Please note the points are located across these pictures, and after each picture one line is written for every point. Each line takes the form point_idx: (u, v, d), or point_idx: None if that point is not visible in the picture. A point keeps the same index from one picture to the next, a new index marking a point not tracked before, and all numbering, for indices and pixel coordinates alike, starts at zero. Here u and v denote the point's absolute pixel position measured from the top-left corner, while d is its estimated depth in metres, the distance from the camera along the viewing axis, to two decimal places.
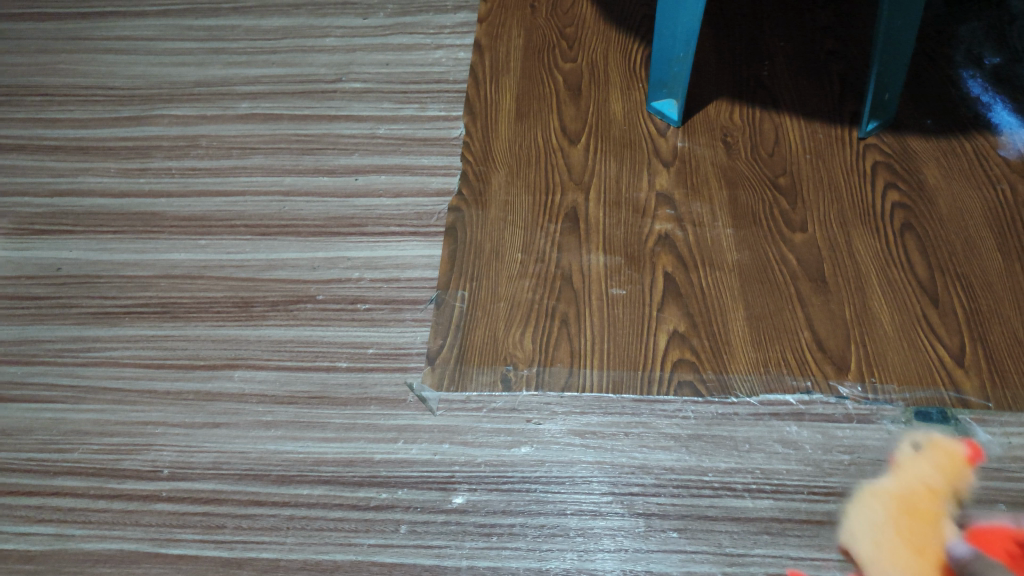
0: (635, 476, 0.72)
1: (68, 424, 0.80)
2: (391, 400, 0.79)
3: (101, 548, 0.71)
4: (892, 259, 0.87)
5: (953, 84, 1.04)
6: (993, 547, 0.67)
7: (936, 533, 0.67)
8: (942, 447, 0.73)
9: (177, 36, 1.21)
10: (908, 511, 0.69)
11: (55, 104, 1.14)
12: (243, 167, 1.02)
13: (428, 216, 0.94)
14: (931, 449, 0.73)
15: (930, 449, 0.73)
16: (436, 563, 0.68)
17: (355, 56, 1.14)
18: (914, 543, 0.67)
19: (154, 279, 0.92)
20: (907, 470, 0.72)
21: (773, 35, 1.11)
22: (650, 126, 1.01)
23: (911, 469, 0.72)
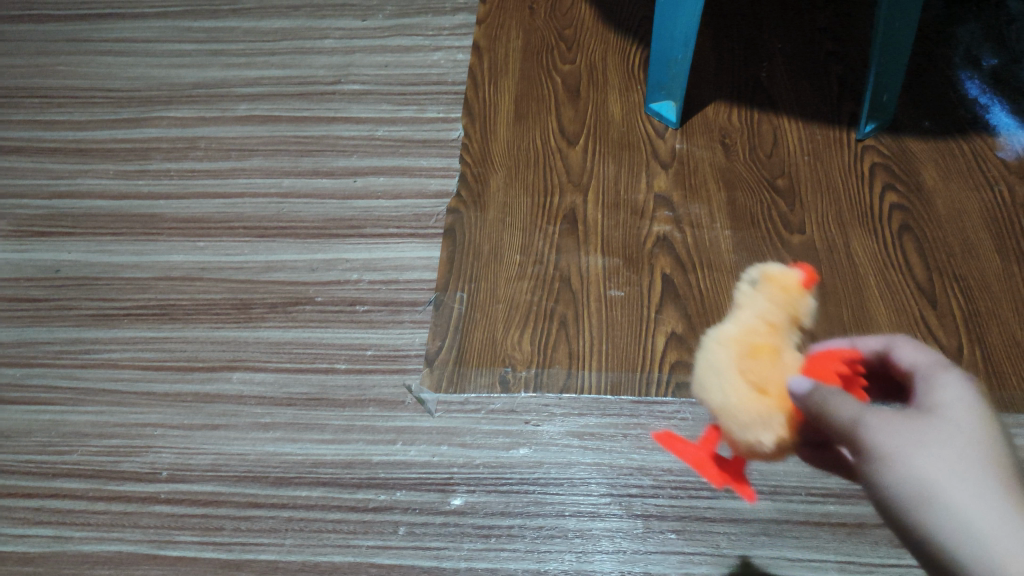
0: (633, 477, 0.72)
1: (66, 426, 0.80)
2: (389, 402, 0.79)
3: (100, 550, 0.71)
4: (890, 261, 0.87)
5: (951, 85, 1.04)
6: (828, 363, 0.54)
7: (778, 355, 0.54)
8: (774, 276, 0.57)
9: (176, 38, 1.21)
10: (752, 340, 0.55)
11: (53, 106, 1.14)
12: (242, 169, 1.02)
13: (427, 218, 0.94)
14: (763, 282, 0.58)
15: (764, 283, 0.58)
16: (435, 564, 0.68)
17: (353, 58, 1.14)
18: (759, 372, 0.53)
19: (153, 281, 0.92)
20: (748, 309, 0.58)
21: (772, 37, 1.11)
22: (649, 128, 1.01)
23: (751, 306, 0.58)
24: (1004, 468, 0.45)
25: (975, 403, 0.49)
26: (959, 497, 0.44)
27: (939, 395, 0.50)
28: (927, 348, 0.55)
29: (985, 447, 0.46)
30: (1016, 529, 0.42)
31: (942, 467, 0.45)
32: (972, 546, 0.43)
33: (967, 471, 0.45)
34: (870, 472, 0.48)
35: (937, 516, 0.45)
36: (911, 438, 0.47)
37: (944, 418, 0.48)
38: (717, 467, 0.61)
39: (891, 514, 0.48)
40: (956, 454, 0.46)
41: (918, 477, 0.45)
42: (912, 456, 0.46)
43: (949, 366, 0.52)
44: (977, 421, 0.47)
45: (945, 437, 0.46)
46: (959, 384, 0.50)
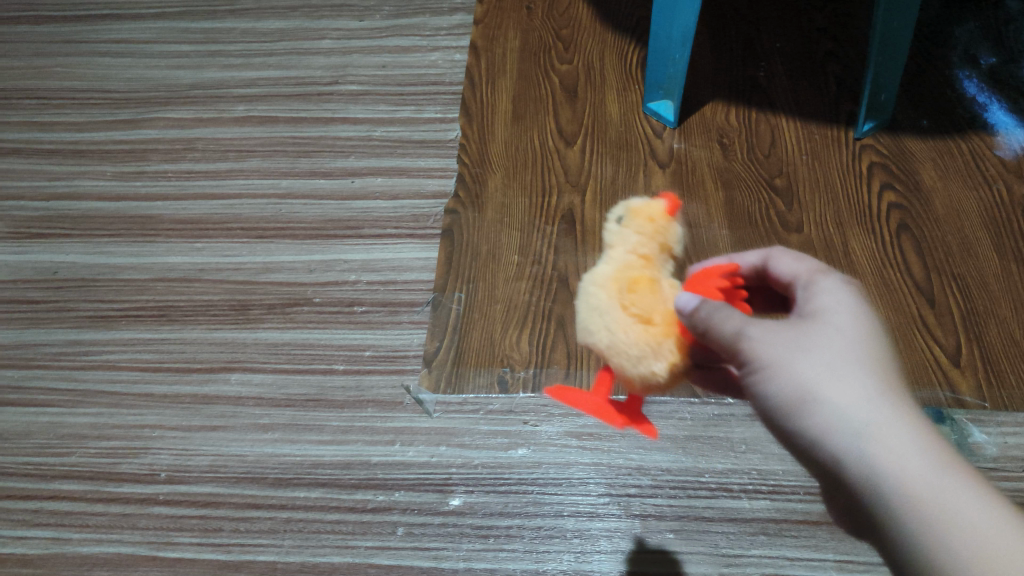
0: (632, 477, 0.72)
1: (65, 428, 0.80)
2: (388, 402, 0.79)
3: (99, 552, 0.71)
4: (888, 259, 0.87)
5: (948, 84, 1.04)
6: (706, 281, 0.53)
7: (656, 285, 0.52)
8: (637, 207, 0.55)
9: (173, 38, 1.21)
10: (629, 274, 0.52)
11: (51, 107, 1.14)
12: (239, 170, 1.02)
13: (425, 218, 0.94)
14: (627, 214, 0.55)
15: (627, 215, 0.55)
16: (433, 565, 0.68)
17: (351, 59, 1.14)
18: (642, 303, 0.51)
19: (151, 282, 0.92)
20: (617, 244, 0.54)
21: (770, 36, 1.11)
22: (646, 127, 1.01)
23: (620, 240, 0.54)
24: (878, 364, 0.48)
25: (851, 303, 0.52)
26: (838, 398, 0.47)
27: (819, 299, 0.53)
28: (800, 256, 0.58)
29: (859, 346, 0.49)
30: (888, 422, 0.46)
31: (821, 369, 0.48)
32: (850, 443, 0.46)
33: (843, 372, 0.48)
34: (754, 381, 0.50)
35: (818, 418, 0.47)
36: (792, 346, 0.49)
37: (822, 322, 0.51)
38: (614, 412, 0.55)
39: (776, 419, 0.50)
40: (832, 356, 0.48)
41: (801, 382, 0.48)
42: (795, 362, 0.48)
43: (824, 271, 0.56)
44: (854, 320, 0.51)
45: (823, 340, 0.49)
46: (834, 288, 0.53)
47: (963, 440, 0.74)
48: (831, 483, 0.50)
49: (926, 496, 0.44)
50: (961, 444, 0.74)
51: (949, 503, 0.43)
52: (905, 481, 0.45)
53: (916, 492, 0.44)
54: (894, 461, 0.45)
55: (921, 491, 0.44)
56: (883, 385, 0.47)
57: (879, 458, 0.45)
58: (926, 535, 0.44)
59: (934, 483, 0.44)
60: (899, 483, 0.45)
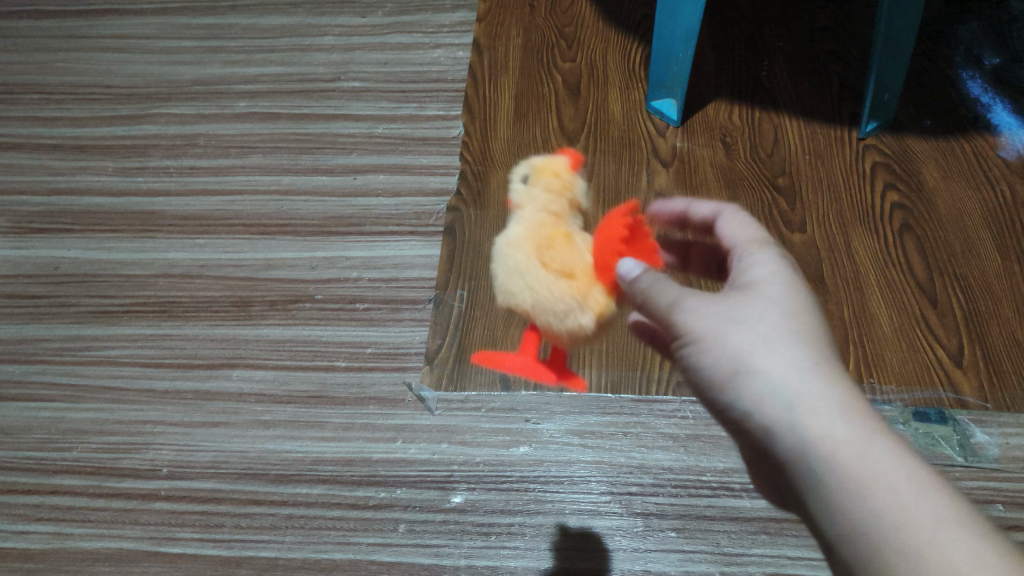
0: (633, 475, 0.72)
1: (66, 423, 0.80)
2: (389, 400, 0.79)
3: (100, 547, 0.71)
4: (891, 259, 0.87)
5: (952, 84, 1.03)
6: (608, 231, 0.65)
7: (569, 241, 0.65)
8: (542, 168, 0.68)
9: (175, 34, 1.21)
10: (544, 232, 0.65)
11: (52, 102, 1.13)
12: (241, 166, 1.02)
13: (426, 216, 0.94)
14: (534, 177, 0.68)
15: (534, 177, 0.68)
16: (434, 562, 0.68)
17: (353, 55, 1.14)
18: (561, 259, 0.63)
19: (153, 278, 0.92)
20: (530, 205, 0.67)
21: (772, 35, 1.11)
22: (649, 126, 1.01)
23: (531, 200, 0.67)
24: (812, 337, 0.47)
25: (785, 278, 0.50)
26: (771, 370, 0.45)
27: (754, 270, 0.51)
28: (748, 222, 0.59)
29: (795, 318, 0.47)
30: (823, 394, 0.44)
31: (754, 339, 0.46)
32: (783, 416, 0.44)
33: (777, 343, 0.46)
34: (687, 352, 0.49)
35: (750, 391, 0.45)
36: (725, 315, 0.47)
37: (758, 291, 0.49)
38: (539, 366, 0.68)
39: (710, 394, 0.48)
40: (766, 326, 0.46)
41: (731, 353, 0.46)
42: (727, 333, 0.46)
43: (762, 245, 0.55)
44: (789, 291, 0.49)
45: (758, 311, 0.47)
46: (770, 259, 0.52)
47: (965, 440, 0.74)
48: (764, 462, 0.47)
49: (857, 468, 0.41)
50: (964, 444, 0.74)
51: (881, 477, 0.41)
52: (838, 453, 0.42)
53: (848, 465, 0.42)
54: (828, 434, 0.43)
55: (853, 465, 0.42)
56: (817, 357, 0.46)
57: (812, 431, 0.43)
58: (857, 513, 0.41)
59: (867, 457, 0.42)
60: (832, 458, 0.42)
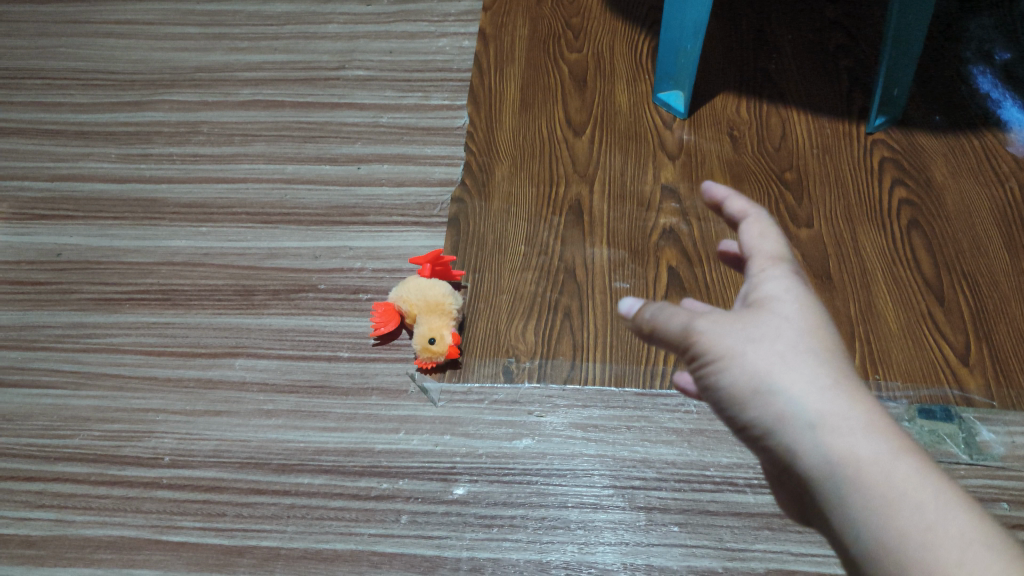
0: (637, 469, 0.72)
1: (69, 410, 0.80)
2: (392, 391, 0.79)
3: (102, 534, 0.71)
4: (898, 256, 0.87)
5: (962, 80, 1.02)
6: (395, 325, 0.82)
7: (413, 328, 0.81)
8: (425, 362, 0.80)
9: (179, 21, 1.20)
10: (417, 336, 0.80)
11: (55, 88, 1.13)
12: (245, 154, 1.02)
13: (431, 206, 0.94)
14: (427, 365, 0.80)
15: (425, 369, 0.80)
16: (436, 553, 0.68)
17: (358, 44, 1.13)
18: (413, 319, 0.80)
19: (156, 266, 0.91)
20: None
21: (781, 28, 1.10)
22: (655, 119, 1.00)
23: None
24: (833, 353, 0.44)
25: (803, 291, 0.47)
26: (791, 389, 0.42)
27: (766, 285, 0.47)
28: (769, 230, 0.50)
29: (812, 334, 0.44)
30: (846, 412, 0.41)
31: (771, 358, 0.43)
32: (804, 437, 0.41)
33: (796, 360, 0.43)
34: (702, 376, 0.46)
35: (769, 411, 0.43)
36: (738, 336, 0.44)
37: (772, 308, 0.46)
38: (432, 262, 0.82)
39: (730, 413, 0.45)
40: (784, 345, 0.44)
41: (750, 373, 0.43)
42: (744, 352, 0.44)
43: (776, 258, 0.48)
44: (805, 307, 0.46)
45: (773, 327, 0.44)
46: (783, 273, 0.47)
47: (971, 439, 0.74)
48: (788, 484, 0.45)
49: (882, 488, 0.39)
50: (969, 442, 0.73)
51: (906, 495, 0.38)
52: (863, 473, 0.40)
53: (872, 485, 0.39)
54: (850, 453, 0.40)
55: (879, 485, 0.39)
56: (839, 373, 0.43)
57: (836, 452, 0.40)
58: (882, 535, 0.39)
59: (892, 474, 0.39)
60: (857, 478, 0.40)
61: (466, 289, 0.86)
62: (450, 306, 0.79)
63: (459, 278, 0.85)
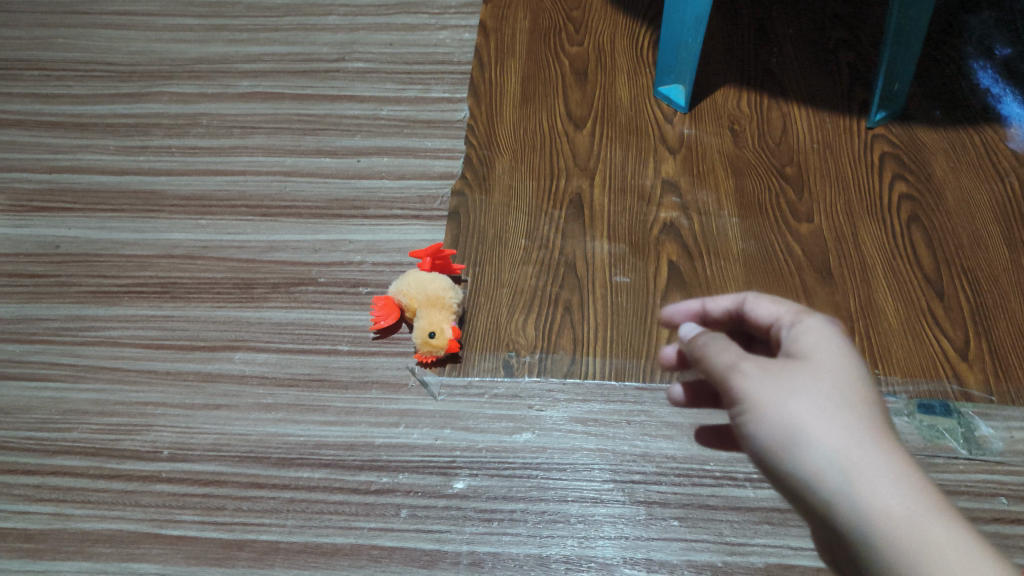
0: (636, 463, 0.72)
1: (67, 404, 0.79)
2: (392, 384, 0.79)
3: (100, 528, 0.71)
4: (898, 251, 0.87)
5: (962, 75, 1.02)
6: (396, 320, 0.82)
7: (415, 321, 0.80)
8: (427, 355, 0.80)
9: (178, 12, 1.19)
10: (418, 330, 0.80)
11: (52, 79, 1.12)
12: (244, 146, 1.01)
13: (431, 200, 0.93)
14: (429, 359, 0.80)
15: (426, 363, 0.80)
16: (435, 547, 0.68)
17: (358, 36, 1.13)
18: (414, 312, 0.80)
19: (154, 259, 0.91)
20: None
21: (782, 22, 1.10)
22: (656, 112, 1.00)
23: None
24: (869, 407, 0.44)
25: (841, 343, 0.47)
26: (829, 440, 0.42)
27: (804, 336, 0.48)
28: (777, 297, 0.52)
29: (850, 385, 0.44)
30: (882, 468, 0.41)
31: (809, 407, 0.43)
32: (841, 488, 0.41)
33: (833, 411, 0.43)
34: (738, 421, 0.46)
35: (806, 462, 0.42)
36: (778, 382, 0.44)
37: (811, 359, 0.46)
38: (432, 256, 0.82)
39: (765, 460, 0.45)
40: (824, 394, 0.44)
41: (788, 421, 0.43)
42: (782, 401, 0.43)
43: (807, 311, 0.50)
44: (846, 358, 0.46)
45: (812, 378, 0.44)
46: (821, 325, 0.48)
47: (969, 434, 0.74)
48: (820, 534, 0.44)
49: (916, 546, 0.39)
50: (967, 437, 0.73)
51: (941, 553, 0.38)
52: (897, 531, 0.39)
53: (906, 541, 0.39)
54: (885, 510, 0.40)
55: (913, 542, 0.39)
56: (875, 427, 0.43)
57: (871, 507, 0.40)
58: None
59: (927, 532, 0.39)
60: (891, 535, 0.39)
61: (466, 282, 0.85)
62: (450, 300, 0.79)
63: (459, 271, 0.85)
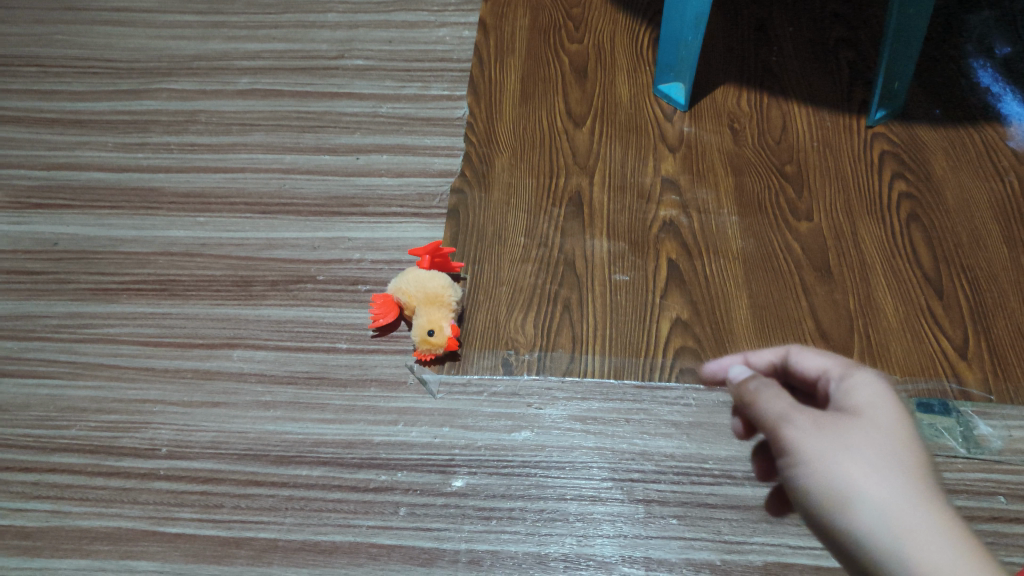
0: (635, 462, 0.72)
1: (65, 401, 0.79)
2: (391, 382, 0.78)
3: (98, 525, 0.71)
4: (898, 250, 0.87)
5: (962, 74, 1.02)
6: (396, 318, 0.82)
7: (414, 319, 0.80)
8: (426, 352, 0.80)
9: (177, 9, 1.19)
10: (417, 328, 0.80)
11: (50, 75, 1.12)
12: (243, 143, 1.01)
13: (430, 197, 0.93)
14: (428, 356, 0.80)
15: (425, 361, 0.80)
16: (434, 545, 0.68)
17: (357, 33, 1.12)
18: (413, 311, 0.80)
19: (153, 256, 0.91)
20: None
21: (781, 20, 1.10)
22: (656, 111, 1.00)
23: None
24: (926, 469, 0.41)
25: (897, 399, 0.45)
26: (880, 501, 0.40)
27: (857, 390, 0.46)
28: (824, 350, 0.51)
29: (904, 443, 0.42)
30: (939, 535, 0.38)
31: (860, 464, 0.41)
32: (893, 554, 0.38)
33: (885, 470, 0.41)
34: (786, 475, 0.43)
35: (857, 522, 0.40)
36: (830, 438, 0.42)
37: (864, 415, 0.44)
38: (432, 253, 0.82)
39: (813, 518, 0.42)
40: (877, 452, 0.41)
41: (838, 478, 0.41)
42: (832, 456, 0.41)
43: (859, 365, 0.48)
44: (903, 415, 0.43)
45: (863, 433, 0.42)
46: (875, 380, 0.46)
47: (968, 432, 0.74)
48: None
49: None
50: (967, 436, 0.73)
51: None
52: None
53: None
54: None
55: None
56: (932, 491, 0.40)
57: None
58: None
59: None
60: None
61: (465, 280, 0.85)
62: (450, 298, 0.79)
63: (458, 269, 0.85)
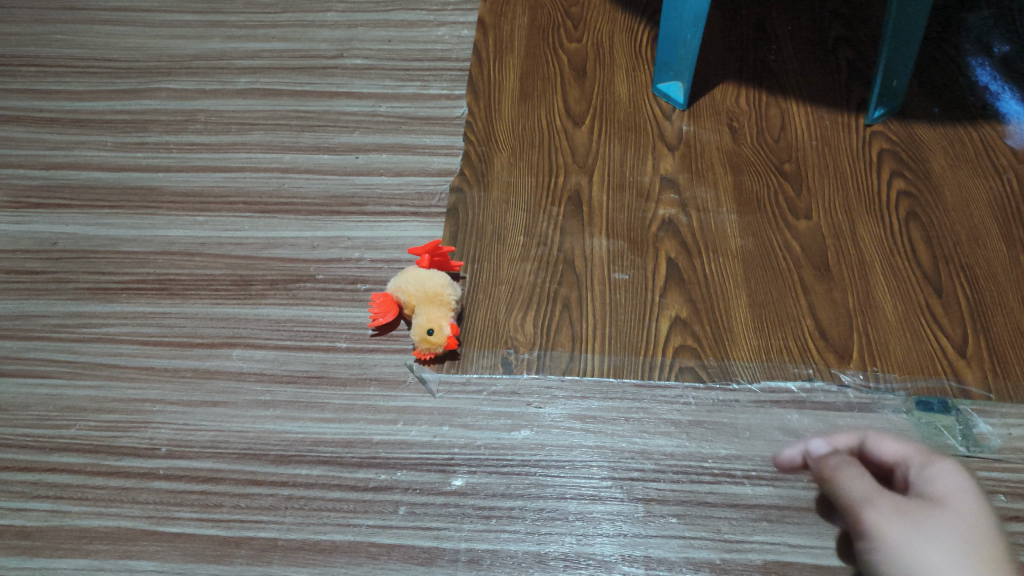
0: (634, 460, 0.72)
1: (64, 400, 0.79)
2: (391, 381, 0.78)
3: (97, 525, 0.71)
4: (897, 248, 0.87)
5: (961, 73, 1.02)
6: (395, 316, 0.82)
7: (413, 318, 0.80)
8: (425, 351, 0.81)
9: (176, 9, 1.19)
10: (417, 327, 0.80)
11: (50, 75, 1.11)
12: (242, 143, 1.01)
13: (430, 196, 0.93)
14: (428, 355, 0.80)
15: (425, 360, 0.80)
16: (433, 545, 0.67)
17: (356, 32, 1.12)
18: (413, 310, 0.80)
19: (152, 255, 0.91)
20: None
21: (780, 19, 1.10)
22: (655, 109, 1.00)
23: None
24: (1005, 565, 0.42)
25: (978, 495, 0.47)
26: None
27: (939, 481, 0.48)
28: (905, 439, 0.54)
29: (982, 535, 0.44)
30: None
31: (931, 543, 0.43)
32: None
33: (956, 552, 0.42)
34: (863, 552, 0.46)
35: None
36: (907, 519, 0.45)
37: (944, 503, 0.46)
38: (431, 252, 0.82)
39: None
40: (950, 536, 0.43)
41: (906, 552, 0.43)
42: (904, 533, 0.44)
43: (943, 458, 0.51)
44: (983, 511, 0.45)
45: (938, 517, 0.45)
46: (959, 476, 0.48)
47: (968, 431, 0.74)
48: None
49: None
50: (966, 434, 0.73)
51: None
52: None
53: None
54: None
55: None
56: None
57: None
58: None
59: None
60: None
61: (465, 279, 0.85)
62: (450, 297, 0.79)
63: (457, 268, 0.85)
